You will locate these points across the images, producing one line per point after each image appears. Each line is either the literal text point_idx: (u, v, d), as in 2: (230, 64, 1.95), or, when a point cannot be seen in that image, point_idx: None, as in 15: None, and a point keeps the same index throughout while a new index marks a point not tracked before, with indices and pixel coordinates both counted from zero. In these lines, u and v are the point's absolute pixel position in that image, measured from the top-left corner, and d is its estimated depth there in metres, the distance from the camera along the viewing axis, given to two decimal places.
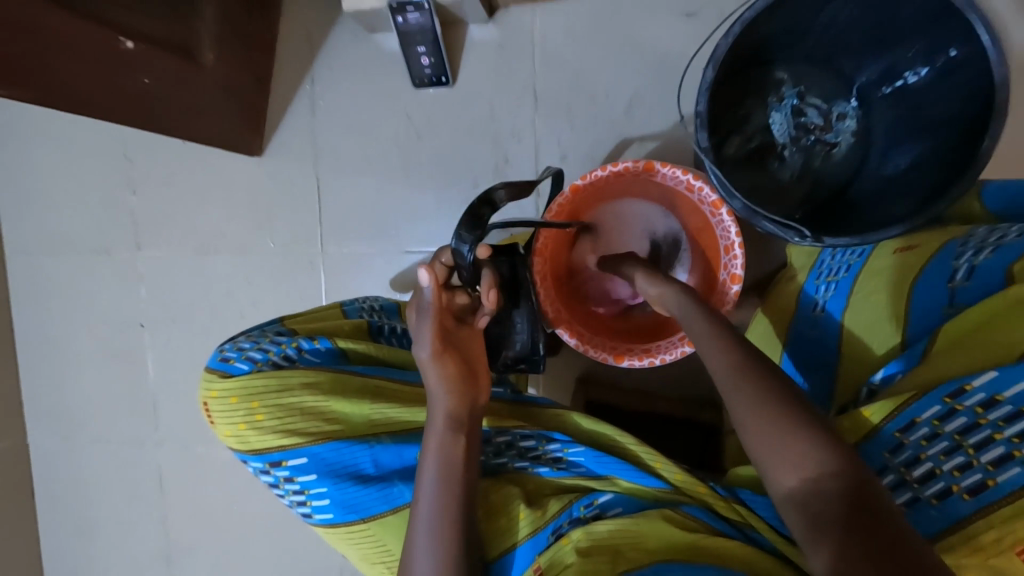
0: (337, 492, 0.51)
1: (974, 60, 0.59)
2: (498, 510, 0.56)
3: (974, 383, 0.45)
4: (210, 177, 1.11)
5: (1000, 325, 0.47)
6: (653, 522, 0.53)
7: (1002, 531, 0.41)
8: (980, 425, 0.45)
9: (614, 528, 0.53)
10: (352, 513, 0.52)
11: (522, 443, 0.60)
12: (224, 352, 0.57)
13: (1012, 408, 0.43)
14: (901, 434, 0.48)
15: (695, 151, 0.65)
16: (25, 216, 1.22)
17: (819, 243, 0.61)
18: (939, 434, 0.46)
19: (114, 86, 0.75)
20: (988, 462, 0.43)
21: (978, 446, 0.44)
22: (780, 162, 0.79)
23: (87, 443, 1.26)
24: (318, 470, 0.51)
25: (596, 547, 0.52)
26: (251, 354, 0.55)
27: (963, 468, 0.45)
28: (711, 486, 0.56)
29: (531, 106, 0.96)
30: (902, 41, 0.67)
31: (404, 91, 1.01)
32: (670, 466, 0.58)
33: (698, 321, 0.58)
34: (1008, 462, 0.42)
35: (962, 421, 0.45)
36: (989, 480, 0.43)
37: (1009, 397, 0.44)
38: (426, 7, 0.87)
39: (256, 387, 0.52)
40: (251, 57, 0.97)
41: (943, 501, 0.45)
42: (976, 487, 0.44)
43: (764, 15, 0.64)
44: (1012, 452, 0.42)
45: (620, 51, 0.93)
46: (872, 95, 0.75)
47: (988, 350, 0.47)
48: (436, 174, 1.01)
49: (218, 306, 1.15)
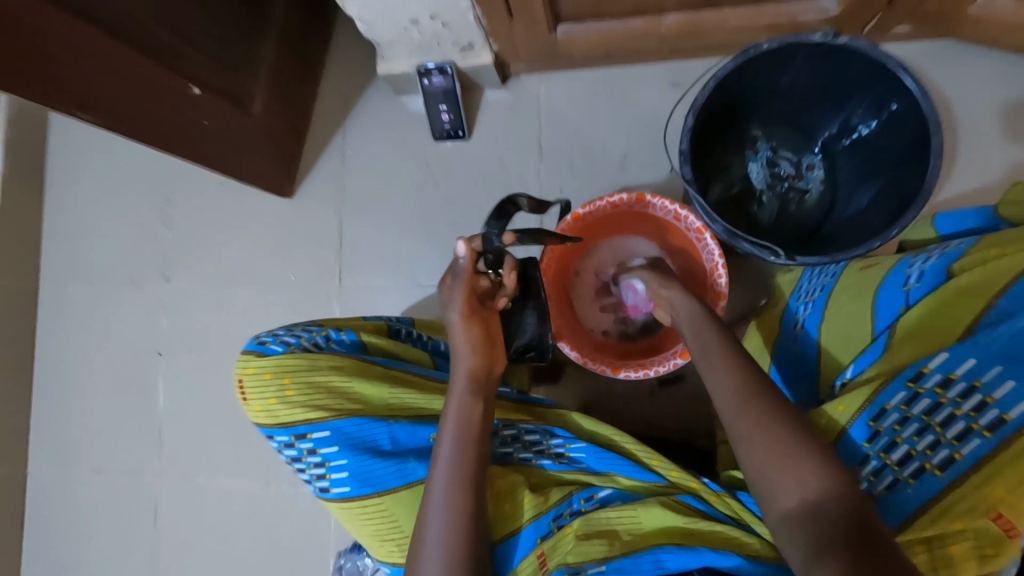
0: (354, 464, 0.60)
1: (911, 111, 0.71)
2: (504, 497, 0.58)
3: (930, 365, 0.51)
4: (242, 215, 1.20)
5: (947, 315, 0.55)
6: (651, 509, 0.56)
7: (972, 499, 0.47)
8: (941, 404, 0.51)
9: (615, 514, 0.56)
10: (366, 486, 0.60)
11: (526, 437, 0.64)
12: (263, 339, 0.67)
13: (963, 385, 0.50)
14: (875, 422, 0.53)
15: (682, 182, 0.75)
16: (63, 250, 1.29)
17: (792, 261, 0.71)
18: (909, 417, 0.52)
19: (178, 124, 0.87)
20: (953, 437, 0.50)
21: (944, 423, 0.50)
22: (760, 205, 0.91)
23: (87, 474, 1.25)
24: (337, 442, 0.60)
25: (597, 533, 0.55)
26: (285, 340, 0.65)
27: (932, 446, 0.50)
28: (704, 480, 0.59)
29: (537, 158, 1.08)
30: (851, 100, 0.80)
31: (425, 143, 1.13)
32: (666, 464, 0.61)
33: (694, 343, 0.65)
34: (969, 435, 0.49)
35: (926, 402, 0.51)
36: (955, 454, 0.49)
37: (961, 374, 0.50)
38: (448, 71, 1.01)
39: (288, 365, 0.62)
40: (292, 110, 1.10)
41: (918, 479, 0.50)
42: (946, 461, 0.49)
43: (733, 76, 0.77)
44: (971, 425, 0.49)
45: (616, 112, 1.06)
46: (834, 148, 0.88)
47: (936, 338, 0.54)
48: (452, 216, 1.11)
49: (235, 335, 1.20)
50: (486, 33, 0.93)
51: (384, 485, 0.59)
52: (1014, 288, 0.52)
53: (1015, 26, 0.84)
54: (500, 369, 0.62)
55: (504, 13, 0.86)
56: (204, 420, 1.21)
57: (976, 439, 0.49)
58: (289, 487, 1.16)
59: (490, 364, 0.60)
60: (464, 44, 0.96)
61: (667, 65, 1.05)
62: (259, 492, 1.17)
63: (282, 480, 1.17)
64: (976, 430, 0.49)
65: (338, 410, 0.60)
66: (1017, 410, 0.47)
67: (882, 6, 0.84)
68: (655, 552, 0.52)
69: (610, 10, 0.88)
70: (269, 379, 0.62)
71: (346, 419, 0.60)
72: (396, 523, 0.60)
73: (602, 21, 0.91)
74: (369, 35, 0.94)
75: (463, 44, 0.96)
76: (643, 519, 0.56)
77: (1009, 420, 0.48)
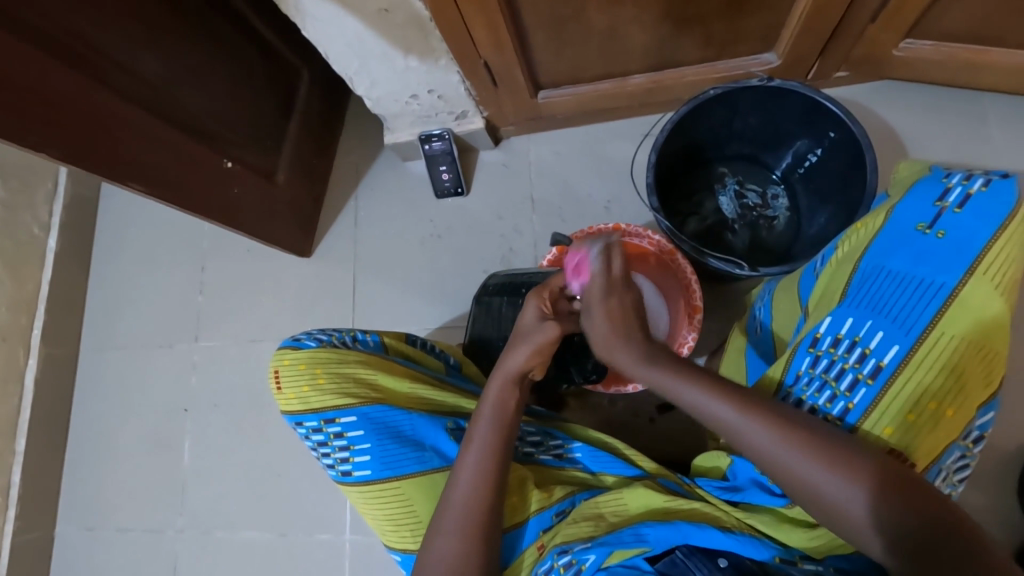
0: (378, 448, 0.75)
1: (848, 138, 0.84)
2: (515, 489, 0.70)
3: (821, 329, 0.61)
4: (265, 277, 1.31)
5: (836, 280, 0.64)
6: (635, 489, 0.67)
7: (892, 415, 0.56)
8: (835, 360, 0.59)
9: (603, 499, 0.68)
10: (387, 470, 0.75)
11: (529, 438, 0.77)
12: (296, 337, 0.83)
13: (848, 342, 0.59)
14: (791, 390, 0.62)
15: (651, 211, 0.86)
16: (101, 318, 1.39)
17: (756, 272, 0.82)
18: (817, 379, 0.60)
19: (214, 193, 0.99)
20: (845, 389, 0.58)
21: (839, 379, 0.59)
22: (733, 234, 1.00)
23: (112, 536, 1.27)
24: (364, 427, 0.76)
25: (583, 516, 0.67)
26: (319, 337, 0.81)
27: (852, 390, 0.58)
28: (678, 476, 0.73)
29: (531, 208, 1.19)
30: (797, 135, 0.93)
31: (429, 201, 1.25)
32: (648, 460, 0.75)
33: None
34: (857, 386, 0.58)
35: (825, 361, 0.60)
36: (850, 405, 0.58)
37: (845, 332, 0.59)
38: (446, 136, 1.14)
39: (322, 361, 0.78)
40: (311, 180, 1.24)
41: (846, 421, 0.58)
42: (843, 412, 0.58)
43: (688, 119, 0.90)
44: (859, 377, 0.58)
45: (598, 164, 1.18)
46: (791, 177, 0.99)
47: (831, 295, 0.63)
48: (456, 265, 1.21)
49: (257, 389, 1.27)
50: (476, 103, 1.08)
51: (402, 469, 0.75)
52: (872, 248, 0.61)
53: (936, 65, 0.96)
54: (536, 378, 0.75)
55: (490, 84, 1.01)
56: (226, 475, 1.25)
57: (863, 387, 0.57)
58: (305, 536, 1.18)
59: (536, 367, 0.73)
60: (457, 113, 1.11)
61: (639, 120, 1.17)
62: (276, 543, 1.19)
63: (298, 530, 1.18)
64: (863, 379, 0.57)
65: (363, 399, 0.77)
66: (889, 356, 0.57)
67: (817, 57, 0.97)
68: (637, 527, 0.62)
69: (584, 75, 1.01)
70: (304, 370, 0.78)
71: (372, 407, 0.76)
72: (410, 506, 0.75)
73: (578, 85, 1.04)
74: (377, 110, 1.09)
75: (457, 113, 1.11)
76: (630, 499, 0.67)
77: (884, 366, 0.57)
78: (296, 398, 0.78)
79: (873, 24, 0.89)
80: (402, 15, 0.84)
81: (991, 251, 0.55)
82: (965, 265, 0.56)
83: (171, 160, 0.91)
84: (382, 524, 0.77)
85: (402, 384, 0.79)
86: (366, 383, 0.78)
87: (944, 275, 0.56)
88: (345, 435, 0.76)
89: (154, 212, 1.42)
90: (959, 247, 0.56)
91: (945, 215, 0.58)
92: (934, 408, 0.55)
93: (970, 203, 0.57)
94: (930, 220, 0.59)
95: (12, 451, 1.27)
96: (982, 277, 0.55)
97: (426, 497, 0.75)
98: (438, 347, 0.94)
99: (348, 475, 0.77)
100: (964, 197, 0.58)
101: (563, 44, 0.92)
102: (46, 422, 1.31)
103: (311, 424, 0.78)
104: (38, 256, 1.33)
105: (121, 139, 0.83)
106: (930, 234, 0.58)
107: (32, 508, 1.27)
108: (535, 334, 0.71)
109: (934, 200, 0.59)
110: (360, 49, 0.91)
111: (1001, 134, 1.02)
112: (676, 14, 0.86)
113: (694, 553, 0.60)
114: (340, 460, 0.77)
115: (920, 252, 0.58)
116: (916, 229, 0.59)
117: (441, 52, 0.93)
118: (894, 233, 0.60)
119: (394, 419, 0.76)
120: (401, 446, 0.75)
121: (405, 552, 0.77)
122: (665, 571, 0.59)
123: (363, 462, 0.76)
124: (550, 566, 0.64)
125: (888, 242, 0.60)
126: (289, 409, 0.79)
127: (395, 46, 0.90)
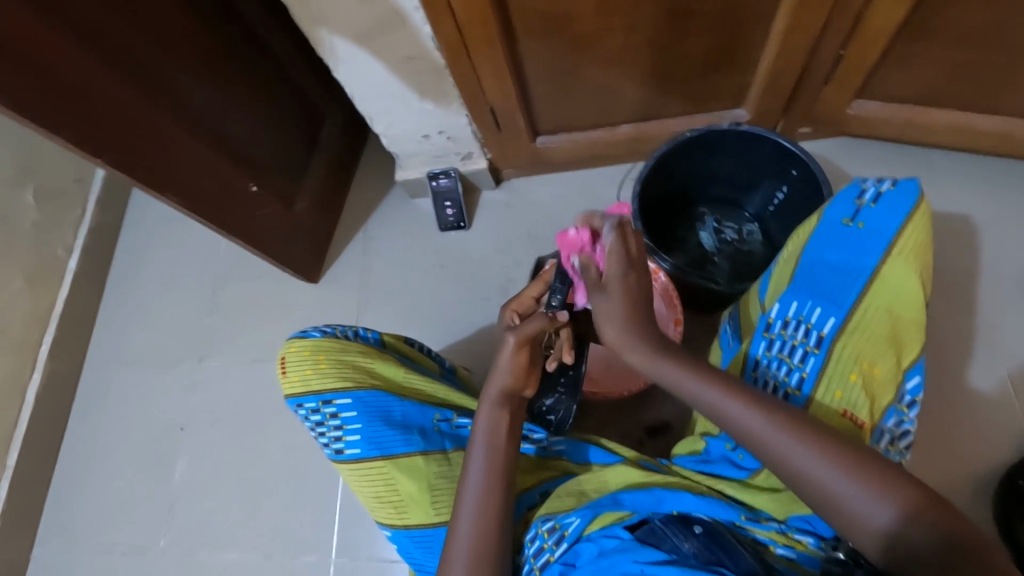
0: (369, 430, 0.82)
1: (808, 176, 0.98)
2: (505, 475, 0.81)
3: (773, 315, 0.79)
4: (273, 301, 1.37)
5: (782, 273, 0.82)
6: (616, 467, 0.75)
7: (839, 376, 0.73)
8: (787, 340, 0.78)
9: (584, 478, 0.76)
10: (376, 450, 0.82)
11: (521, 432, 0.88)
12: (304, 330, 0.92)
13: (795, 323, 0.78)
14: (754, 372, 0.79)
15: (636, 232, 0.97)
16: (107, 337, 1.43)
17: (725, 288, 0.95)
18: (777, 358, 0.78)
19: (239, 212, 1.08)
20: (798, 362, 0.76)
21: (791, 354, 0.77)
22: (713, 265, 1.12)
23: (91, 559, 1.24)
24: (358, 409, 0.83)
25: (567, 492, 0.75)
26: (324, 328, 0.90)
27: (803, 360, 0.76)
28: (656, 459, 0.82)
29: (527, 242, 1.29)
30: (764, 178, 1.08)
31: (433, 234, 1.34)
32: (628, 449, 0.86)
33: None
34: (808, 356, 0.76)
35: (778, 343, 0.78)
36: (803, 374, 0.75)
37: (792, 315, 0.78)
38: (453, 174, 1.26)
39: (325, 348, 0.86)
40: (326, 212, 1.34)
41: (801, 388, 0.75)
42: (800, 378, 0.75)
43: (670, 159, 1.04)
44: (809, 350, 0.76)
45: (589, 203, 1.29)
46: (763, 215, 1.13)
47: (779, 286, 0.82)
48: (456, 292, 1.29)
49: (255, 409, 1.29)
50: (482, 144, 1.21)
51: (390, 449, 0.81)
52: (811, 244, 0.80)
53: (886, 124, 1.10)
54: (529, 393, 0.80)
55: (496, 128, 1.13)
56: (215, 494, 1.24)
57: (812, 356, 0.76)
58: (290, 559, 1.16)
59: (523, 386, 0.78)
60: (464, 153, 1.23)
61: (625, 165, 1.31)
62: (260, 567, 1.17)
63: (283, 552, 1.17)
64: (812, 351, 0.76)
65: (359, 383, 0.84)
66: (828, 327, 0.76)
67: (781, 113, 1.10)
68: (616, 493, 0.70)
69: (578, 123, 1.15)
70: (308, 356, 0.86)
71: (366, 391, 0.83)
72: (393, 484, 0.81)
73: (572, 132, 1.17)
74: (391, 148, 1.21)
75: (464, 153, 1.23)
76: (610, 476, 0.75)
77: (825, 335, 0.76)
78: (299, 380, 0.85)
79: (828, 85, 1.03)
80: (422, 63, 0.98)
81: (900, 237, 0.77)
82: (883, 249, 0.77)
83: (205, 178, 1.01)
84: (369, 500, 0.83)
85: (398, 373, 0.87)
86: (364, 369, 0.86)
87: (866, 259, 0.77)
88: (340, 415, 0.83)
89: (170, 239, 1.49)
90: (876, 234, 0.78)
91: (864, 210, 0.79)
92: (869, 367, 0.73)
93: (881, 200, 0.78)
94: (852, 216, 0.79)
95: (2, 465, 1.26)
96: (896, 257, 0.76)
97: (410, 476, 0.81)
98: (434, 350, 1.02)
99: (340, 453, 0.83)
100: (876, 195, 0.79)
101: (561, 94, 1.06)
102: (41, 438, 1.32)
103: (310, 406, 0.85)
104: (57, 274, 1.39)
105: (166, 155, 0.94)
106: (853, 225, 0.79)
107: (13, 527, 1.25)
108: (501, 356, 0.77)
109: (855, 199, 0.79)
110: (384, 91, 1.04)
111: (947, 186, 1.16)
112: (658, 72, 1.00)
113: (670, 521, 0.63)
114: (333, 438, 0.84)
115: (848, 242, 0.78)
116: (844, 223, 0.79)
117: (453, 96, 1.06)
118: (827, 228, 0.80)
119: (386, 403, 0.83)
120: (390, 428, 0.82)
121: (393, 527, 0.82)
122: (643, 537, 0.62)
123: (354, 441, 0.83)
124: (535, 533, 0.70)
125: (822, 238, 0.79)
126: (291, 392, 0.86)
127: (413, 90, 1.04)
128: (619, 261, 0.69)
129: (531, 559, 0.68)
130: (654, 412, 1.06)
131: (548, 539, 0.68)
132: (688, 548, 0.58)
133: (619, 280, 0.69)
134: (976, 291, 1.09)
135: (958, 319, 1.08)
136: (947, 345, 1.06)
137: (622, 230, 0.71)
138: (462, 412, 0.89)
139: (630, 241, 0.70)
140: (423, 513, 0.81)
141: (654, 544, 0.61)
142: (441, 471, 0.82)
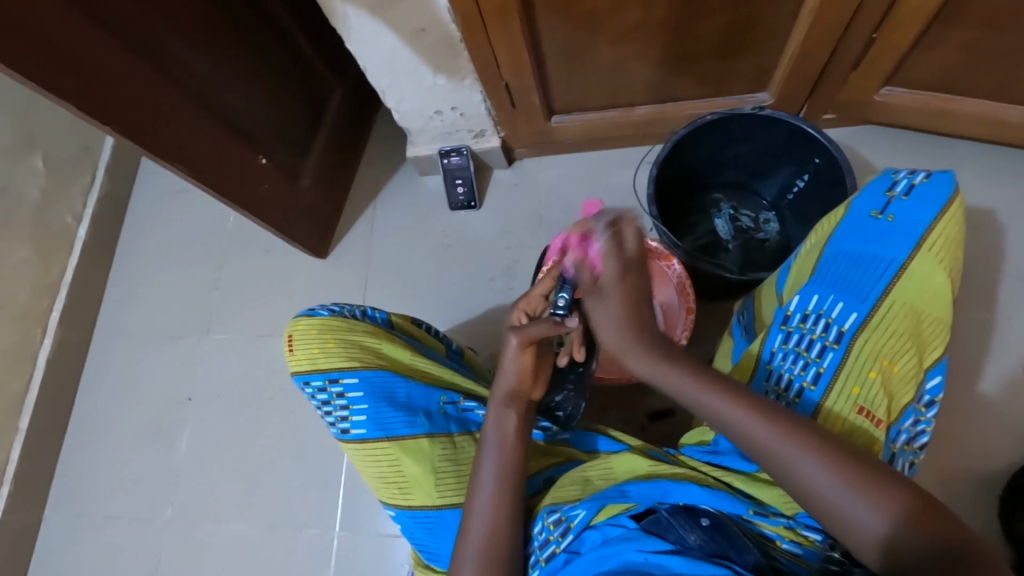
0: (376, 411, 0.82)
1: (831, 164, 0.95)
2: None
3: (791, 307, 0.78)
4: (280, 275, 1.37)
5: (804, 264, 0.82)
6: (622, 455, 0.75)
7: (858, 372, 0.72)
8: (805, 333, 0.76)
9: (590, 466, 0.76)
10: (381, 431, 0.81)
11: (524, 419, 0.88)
12: (312, 309, 0.91)
13: (815, 316, 0.77)
14: (769, 364, 0.78)
15: (650, 217, 0.95)
16: (116, 307, 1.43)
17: (741, 275, 0.93)
18: (794, 352, 0.76)
19: (246, 185, 1.07)
20: (815, 356, 0.75)
21: (809, 348, 0.76)
22: (727, 252, 1.10)
23: (100, 522, 1.27)
24: (364, 389, 0.82)
25: (571, 480, 0.75)
26: (332, 307, 0.90)
27: (821, 355, 0.75)
28: (664, 448, 0.81)
29: (537, 224, 1.27)
30: (784, 164, 1.05)
31: (442, 213, 1.32)
32: (634, 438, 0.86)
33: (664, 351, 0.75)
34: (826, 350, 0.74)
35: (796, 336, 0.77)
36: (820, 369, 0.74)
37: (812, 308, 0.77)
38: (464, 153, 1.24)
39: (333, 327, 0.86)
40: (334, 187, 1.32)
41: (817, 383, 0.74)
42: (816, 373, 0.74)
43: (689, 143, 1.01)
44: (827, 344, 0.75)
45: (602, 186, 1.27)
46: (781, 203, 1.10)
47: (800, 277, 0.81)
48: (464, 273, 1.27)
49: (260, 383, 1.30)
50: (494, 123, 1.18)
51: (395, 431, 0.81)
52: (836, 235, 0.79)
53: (915, 112, 1.06)
54: (536, 395, 0.80)
55: (509, 106, 1.11)
56: (221, 465, 1.26)
57: (830, 351, 0.74)
58: (294, 531, 1.18)
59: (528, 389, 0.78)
60: (476, 131, 1.21)
61: (640, 148, 1.27)
62: (264, 537, 1.19)
63: (287, 523, 1.19)
64: (830, 346, 0.74)
65: (366, 364, 0.84)
66: (848, 322, 0.74)
67: (805, 98, 1.07)
68: (621, 485, 0.69)
69: (594, 103, 1.11)
70: (315, 334, 0.85)
71: (373, 372, 0.83)
72: (398, 466, 0.81)
73: (588, 112, 1.14)
74: (402, 124, 1.18)
75: (476, 132, 1.21)
76: (616, 464, 0.75)
77: (845, 330, 0.74)
78: (306, 358, 0.85)
79: (855, 70, 0.99)
80: (435, 35, 0.95)
81: (931, 232, 0.75)
82: (912, 243, 0.75)
83: (213, 149, 0.99)
84: (374, 481, 0.83)
85: (404, 355, 0.87)
86: (371, 349, 0.86)
87: (894, 253, 0.76)
88: (346, 395, 0.83)
89: (178, 210, 1.48)
90: (906, 227, 0.76)
91: (895, 202, 0.78)
92: (888, 364, 0.72)
93: (914, 192, 0.77)
94: (882, 208, 0.78)
95: (14, 429, 1.28)
96: (925, 252, 0.75)
97: (414, 457, 0.81)
98: (441, 333, 1.02)
99: (346, 432, 0.83)
100: (909, 187, 0.78)
101: (578, 72, 1.02)
102: (52, 404, 1.33)
103: (316, 385, 0.84)
104: (67, 243, 1.39)
105: (172, 124, 0.92)
106: (882, 218, 0.78)
107: (25, 489, 1.28)
108: (506, 358, 0.77)
109: (886, 191, 0.78)
110: (395, 64, 1.01)
111: (973, 179, 1.13)
112: (679, 51, 0.97)
113: (677, 512, 0.62)
114: (339, 418, 0.83)
115: (875, 235, 0.78)
116: (872, 215, 0.78)
117: (466, 71, 1.03)
118: (855, 220, 0.79)
119: (392, 385, 0.83)
120: (396, 409, 0.82)
121: (397, 508, 0.82)
122: (649, 528, 0.62)
123: (360, 422, 0.82)
124: (540, 523, 0.70)
125: (848, 230, 0.79)
126: (298, 369, 0.86)
127: (425, 64, 1.01)
128: (616, 261, 0.70)
129: (538, 552, 0.68)
130: (660, 400, 1.06)
131: (554, 531, 0.68)
132: (694, 540, 0.58)
133: (615, 280, 0.70)
134: (996, 289, 1.06)
135: (976, 317, 1.05)
136: (962, 344, 1.04)
137: (617, 230, 0.72)
138: (468, 396, 0.88)
139: (628, 240, 0.71)
140: (427, 496, 0.81)
141: (659, 534, 0.61)
142: (445, 454, 0.82)
